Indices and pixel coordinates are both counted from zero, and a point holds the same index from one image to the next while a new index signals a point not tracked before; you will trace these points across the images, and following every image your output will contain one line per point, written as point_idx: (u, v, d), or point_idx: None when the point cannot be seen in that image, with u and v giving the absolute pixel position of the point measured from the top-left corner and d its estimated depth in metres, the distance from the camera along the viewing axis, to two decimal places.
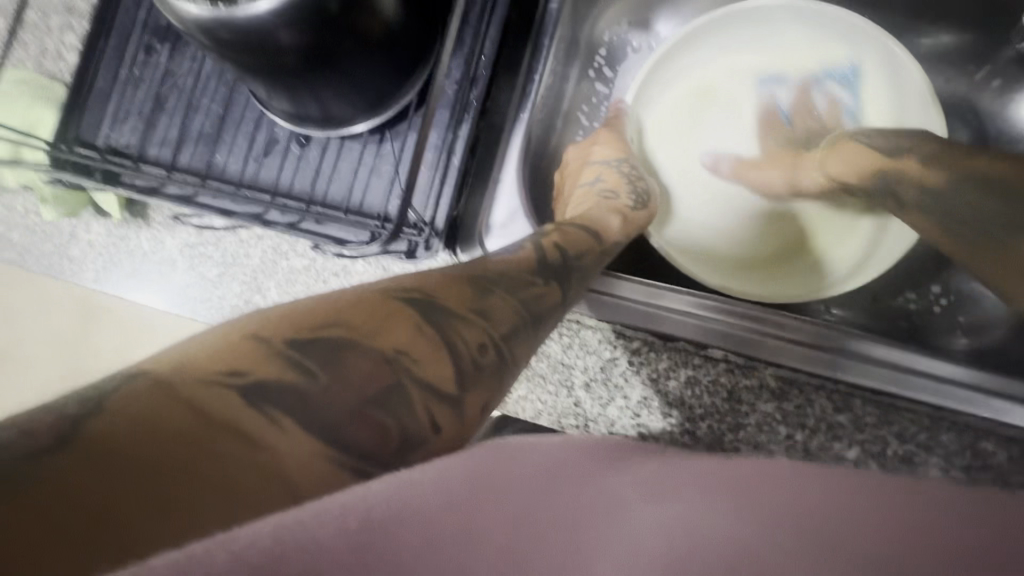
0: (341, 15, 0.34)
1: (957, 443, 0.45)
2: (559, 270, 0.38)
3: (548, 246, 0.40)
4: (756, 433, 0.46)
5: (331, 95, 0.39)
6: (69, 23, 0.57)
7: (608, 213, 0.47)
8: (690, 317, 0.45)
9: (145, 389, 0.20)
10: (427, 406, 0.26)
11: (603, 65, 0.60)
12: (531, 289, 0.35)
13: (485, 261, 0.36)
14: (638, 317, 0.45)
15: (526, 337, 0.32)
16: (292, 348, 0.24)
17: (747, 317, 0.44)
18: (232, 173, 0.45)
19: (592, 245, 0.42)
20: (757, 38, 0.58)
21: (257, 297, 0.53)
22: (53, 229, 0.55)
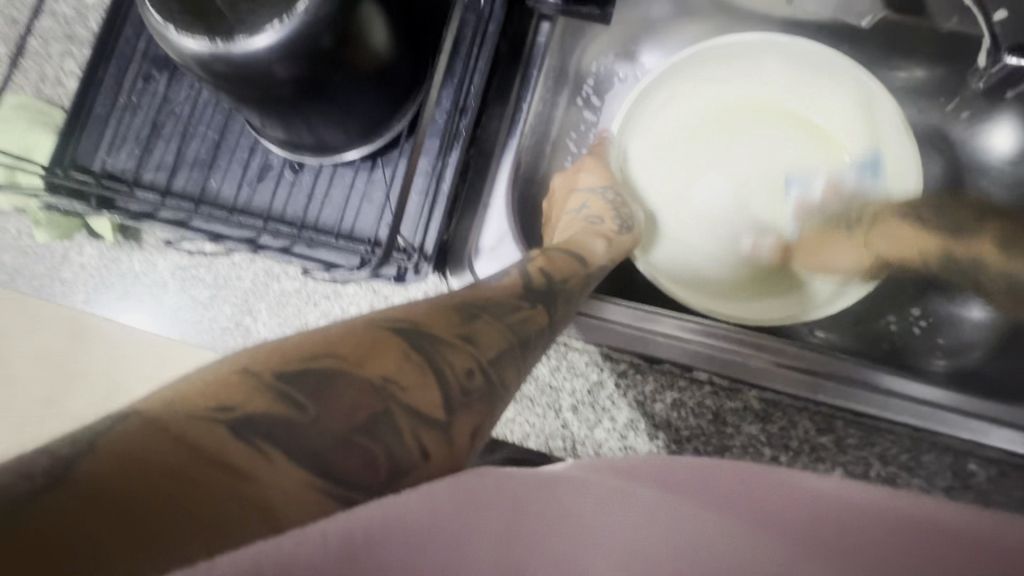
0: (335, 51, 0.35)
1: (938, 463, 0.45)
2: (547, 295, 0.39)
3: (535, 271, 0.41)
4: (741, 455, 0.47)
5: (323, 123, 0.40)
6: (69, 50, 0.58)
7: (595, 238, 0.48)
8: (677, 341, 0.45)
9: (138, 426, 0.21)
10: (413, 435, 0.27)
11: (591, 94, 0.62)
12: (519, 314, 0.36)
13: (474, 288, 0.37)
14: (625, 340, 0.46)
15: (513, 362, 0.33)
16: (281, 380, 0.25)
17: (732, 340, 0.45)
18: (226, 197, 0.46)
19: (579, 270, 0.44)
20: (738, 70, 0.60)
21: (248, 320, 0.53)
22: (45, 251, 0.56)
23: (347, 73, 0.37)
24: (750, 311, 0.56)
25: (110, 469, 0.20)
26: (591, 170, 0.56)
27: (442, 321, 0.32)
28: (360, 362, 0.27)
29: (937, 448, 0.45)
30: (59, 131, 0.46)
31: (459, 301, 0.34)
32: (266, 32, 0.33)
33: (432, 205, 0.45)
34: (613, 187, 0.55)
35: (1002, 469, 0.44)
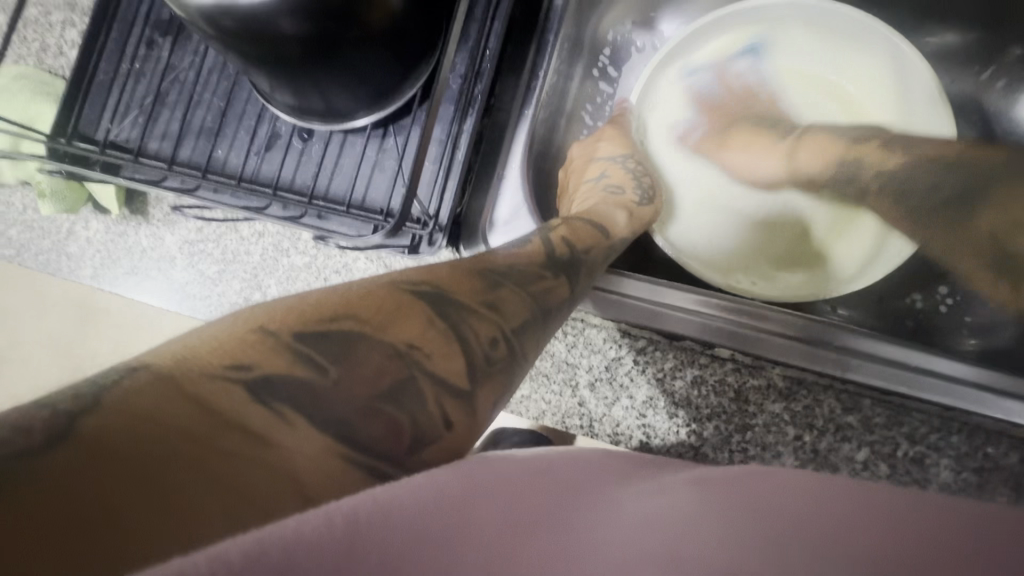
0: (345, 5, 0.33)
1: (967, 444, 0.44)
2: (569, 265, 0.37)
3: (556, 240, 0.39)
4: (764, 434, 0.45)
5: (334, 87, 0.39)
6: (71, 19, 0.56)
7: (615, 208, 0.46)
8: (692, 315, 0.45)
9: (151, 381, 0.20)
10: (436, 400, 0.26)
11: (608, 64, 0.60)
12: (540, 284, 0.34)
13: (492, 258, 0.35)
14: (642, 315, 0.45)
15: (534, 333, 0.32)
16: (299, 342, 0.23)
17: (748, 314, 0.45)
18: (234, 167, 0.44)
19: (599, 240, 0.42)
20: (761, 38, 0.58)
21: (258, 295, 0.52)
22: (51, 225, 0.55)
23: (360, 30, 0.35)
24: (776, 291, 0.54)
25: (119, 425, 0.19)
26: (610, 140, 0.54)
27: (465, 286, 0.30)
28: (378, 327, 0.26)
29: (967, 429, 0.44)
30: (62, 97, 0.44)
31: (478, 268, 0.32)
32: None
33: (446, 175, 0.43)
34: (633, 157, 0.53)
35: None
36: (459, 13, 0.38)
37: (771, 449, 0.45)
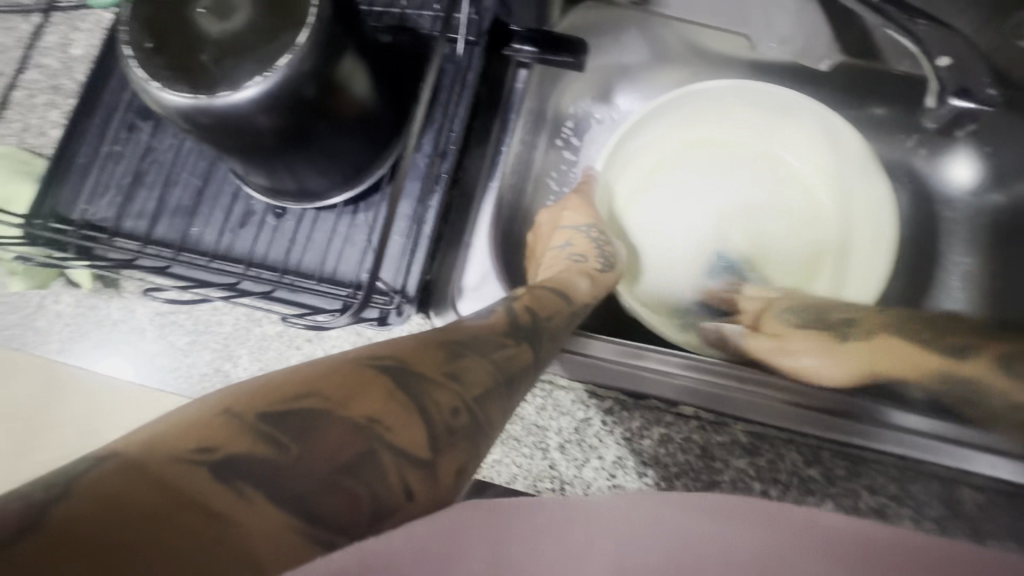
0: (317, 98, 0.35)
1: (926, 493, 0.45)
2: (532, 333, 0.39)
3: (520, 309, 0.41)
4: (731, 490, 0.46)
5: (305, 167, 0.41)
6: (54, 101, 0.59)
7: (577, 276, 0.49)
8: (668, 378, 0.46)
9: (116, 468, 0.20)
10: (398, 474, 0.26)
11: (571, 135, 0.65)
12: (504, 353, 0.36)
13: (460, 324, 0.37)
14: (616, 376, 0.47)
15: (500, 399, 0.33)
16: (263, 422, 0.24)
17: (718, 373, 0.46)
18: (208, 243, 0.46)
19: (562, 307, 0.44)
20: (708, 114, 0.62)
21: (228, 365, 0.52)
22: (21, 300, 0.55)
23: (329, 120, 0.38)
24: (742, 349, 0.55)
25: (88, 513, 0.19)
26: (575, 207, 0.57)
27: (427, 354, 0.31)
28: (344, 402, 0.26)
29: (923, 476, 0.45)
30: (40, 181, 0.46)
31: (444, 340, 0.33)
32: (249, 85, 0.32)
33: (415, 245, 0.45)
34: (596, 226, 0.56)
35: (989, 494, 0.44)
36: (423, 95, 0.41)
37: (739, 505, 0.45)
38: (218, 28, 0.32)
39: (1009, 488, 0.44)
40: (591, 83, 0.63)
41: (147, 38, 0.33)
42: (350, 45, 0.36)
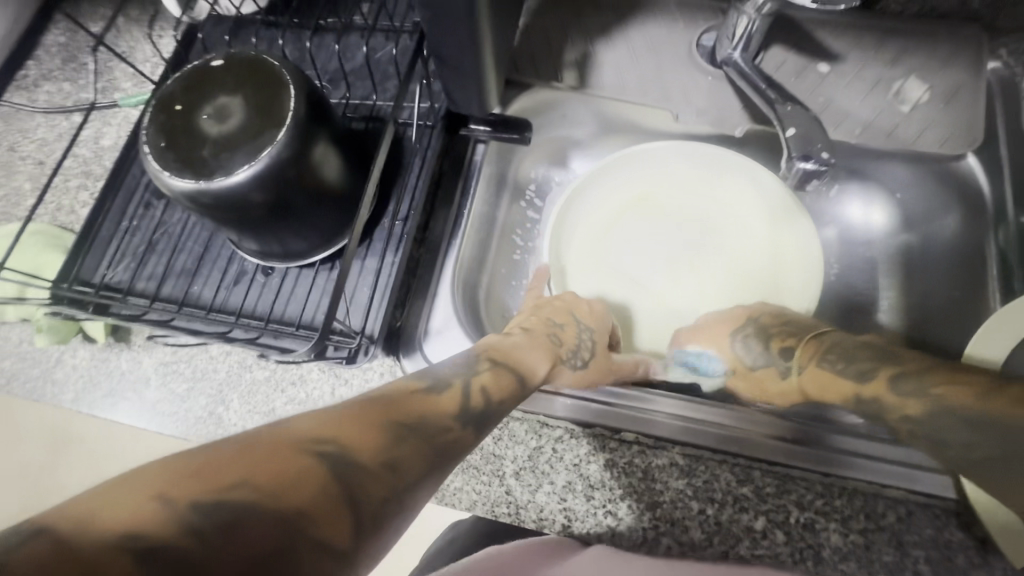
0: (297, 178, 0.44)
1: (849, 507, 0.48)
2: (478, 419, 0.41)
3: (475, 388, 0.43)
4: (672, 509, 0.50)
5: (288, 234, 0.49)
6: (85, 184, 0.69)
7: (543, 361, 0.50)
8: (678, 419, 0.53)
9: (44, 550, 0.21)
10: (313, 565, 0.26)
11: (533, 197, 0.74)
12: (448, 435, 0.38)
13: (410, 395, 0.39)
14: (630, 420, 0.53)
15: (429, 483, 0.34)
16: (195, 514, 0.25)
17: (727, 414, 0.53)
18: (206, 299, 0.53)
19: (515, 392, 0.46)
20: (654, 169, 0.69)
21: (221, 409, 0.58)
22: (43, 355, 0.62)
23: (308, 194, 0.46)
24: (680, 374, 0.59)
25: None
26: (581, 300, 0.59)
27: (370, 431, 0.33)
28: (279, 488, 0.27)
29: (846, 492, 0.49)
30: (69, 252, 0.54)
31: (396, 417, 0.36)
32: (242, 170, 0.41)
33: (379, 293, 0.52)
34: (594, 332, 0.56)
35: (908, 508, 0.48)
36: (375, 169, 0.47)
37: (679, 524, 0.49)
38: (217, 129, 0.42)
39: (924, 499, 0.48)
40: (546, 152, 0.72)
41: (161, 138, 0.42)
42: (315, 133, 0.44)
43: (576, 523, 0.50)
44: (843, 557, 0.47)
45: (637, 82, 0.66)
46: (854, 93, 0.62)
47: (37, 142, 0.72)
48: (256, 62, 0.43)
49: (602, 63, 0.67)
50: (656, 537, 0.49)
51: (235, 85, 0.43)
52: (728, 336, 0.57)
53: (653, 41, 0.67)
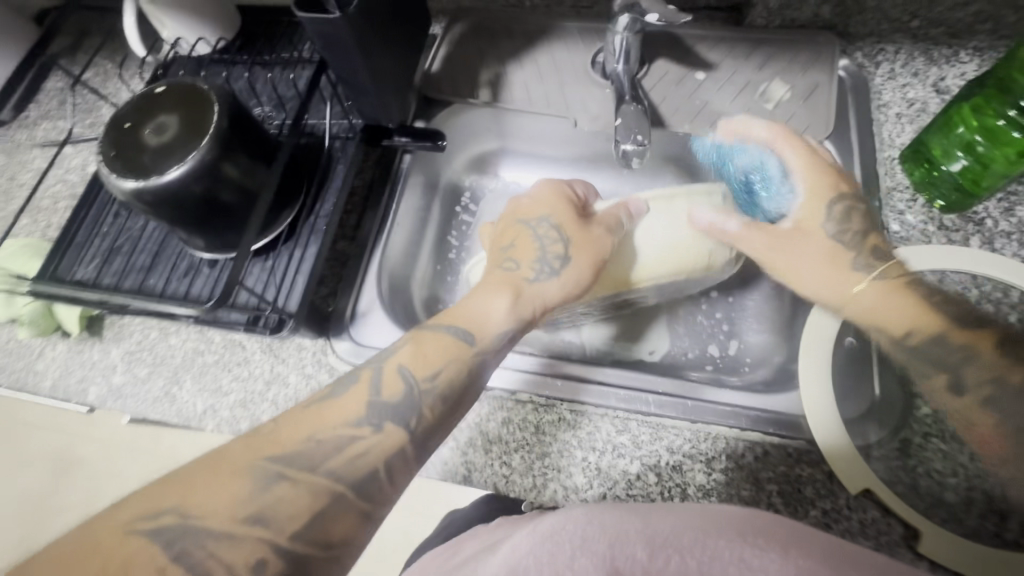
0: (224, 174, 0.53)
1: (713, 449, 0.54)
2: (397, 407, 0.48)
3: (388, 371, 0.50)
4: (558, 458, 0.56)
5: (223, 227, 0.58)
6: (72, 204, 0.80)
7: (493, 299, 0.56)
8: (622, 405, 0.58)
9: None
10: None
11: (468, 203, 0.82)
12: (355, 444, 0.45)
13: (324, 410, 0.47)
14: (586, 393, 0.59)
15: (326, 514, 0.42)
16: None
17: (674, 398, 0.57)
18: (159, 289, 0.62)
19: (462, 353, 0.52)
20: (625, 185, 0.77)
21: (175, 388, 0.66)
22: (27, 349, 0.71)
23: (236, 190, 0.55)
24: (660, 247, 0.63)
25: None
26: (566, 205, 0.62)
27: (234, 488, 0.41)
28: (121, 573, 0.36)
29: (710, 437, 0.55)
30: (47, 254, 0.64)
31: (264, 457, 0.43)
32: (175, 169, 0.50)
33: (298, 275, 0.60)
34: (559, 228, 0.60)
35: (763, 448, 0.54)
36: (278, 164, 0.56)
37: (563, 470, 0.55)
38: (156, 140, 0.51)
39: (779, 439, 0.54)
40: (471, 163, 0.82)
41: (112, 150, 0.52)
42: (233, 140, 0.53)
43: (474, 473, 0.57)
44: (706, 493, 0.53)
45: (542, 95, 0.76)
46: (726, 96, 0.71)
47: (34, 172, 0.84)
48: (189, 87, 0.54)
49: (510, 82, 0.77)
50: (544, 483, 0.55)
51: (173, 106, 0.53)
52: (831, 197, 0.56)
53: (555, 61, 0.77)
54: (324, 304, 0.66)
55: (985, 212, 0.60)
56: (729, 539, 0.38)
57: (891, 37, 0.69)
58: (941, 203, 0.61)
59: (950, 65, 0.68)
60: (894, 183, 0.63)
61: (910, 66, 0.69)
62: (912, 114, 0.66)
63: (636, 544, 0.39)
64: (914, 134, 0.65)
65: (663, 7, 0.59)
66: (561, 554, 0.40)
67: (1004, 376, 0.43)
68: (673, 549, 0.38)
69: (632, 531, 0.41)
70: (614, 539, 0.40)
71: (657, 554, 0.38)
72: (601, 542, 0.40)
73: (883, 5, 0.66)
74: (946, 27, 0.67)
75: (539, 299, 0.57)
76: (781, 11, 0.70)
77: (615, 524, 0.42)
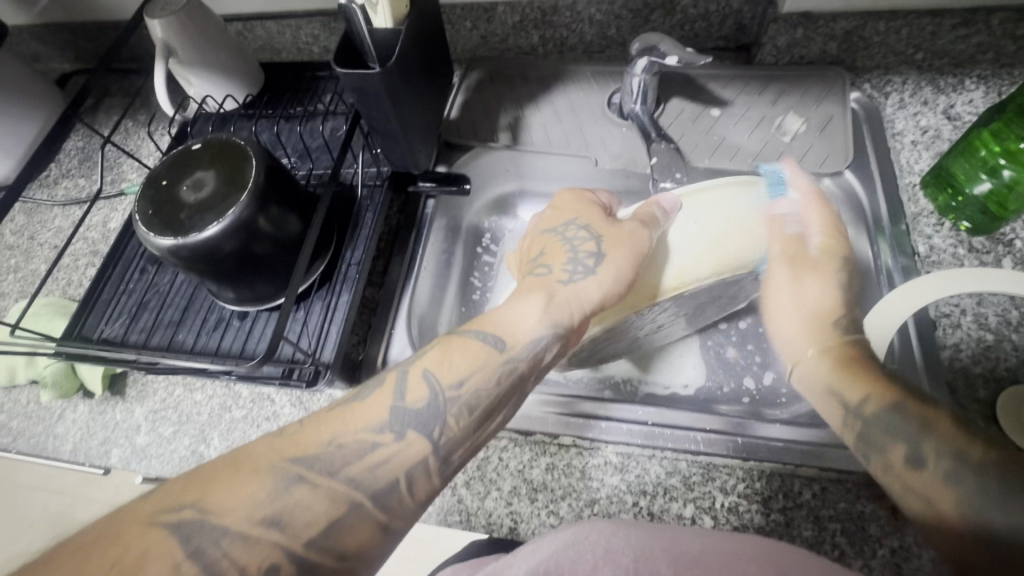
0: (260, 227, 0.53)
1: (769, 488, 0.53)
2: (421, 417, 0.46)
3: (415, 373, 0.49)
4: (607, 504, 0.54)
5: (257, 280, 0.57)
6: (93, 261, 0.79)
7: (530, 314, 0.53)
8: (680, 452, 0.55)
9: None
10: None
11: (489, 243, 0.81)
12: (377, 452, 0.44)
13: (346, 412, 0.46)
14: (639, 435, 0.57)
15: (351, 524, 0.41)
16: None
17: (726, 435, 0.55)
18: (188, 344, 0.61)
19: (489, 357, 0.50)
20: None
21: (202, 447, 0.64)
22: (46, 412, 0.69)
23: (270, 242, 0.55)
24: (697, 245, 0.56)
25: None
26: (588, 207, 0.60)
27: (253, 489, 0.39)
28: (134, 568, 0.35)
29: (765, 475, 0.53)
30: (73, 314, 0.63)
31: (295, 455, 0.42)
32: (214, 225, 0.50)
33: (333, 324, 0.60)
34: (586, 226, 0.58)
35: (821, 484, 0.52)
36: (317, 217, 0.55)
37: (614, 516, 0.53)
38: (194, 197, 0.52)
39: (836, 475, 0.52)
40: (491, 205, 0.81)
41: (150, 208, 0.52)
42: (269, 193, 0.53)
43: (520, 525, 0.54)
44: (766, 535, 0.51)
45: (561, 136, 0.78)
46: (742, 130, 0.72)
47: (54, 230, 0.84)
48: (226, 144, 0.55)
49: (530, 125, 0.79)
50: None
51: (210, 162, 0.53)
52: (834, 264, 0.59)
53: (572, 103, 0.79)
54: (355, 353, 0.65)
55: (1013, 233, 0.61)
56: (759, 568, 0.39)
57: (897, 69, 0.72)
58: (967, 225, 0.61)
59: (958, 93, 0.70)
60: (918, 208, 0.64)
61: (918, 95, 0.71)
62: (927, 141, 0.68)
63: (661, 562, 0.42)
64: (932, 160, 0.66)
65: (682, 50, 0.61)
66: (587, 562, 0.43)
67: (965, 451, 0.43)
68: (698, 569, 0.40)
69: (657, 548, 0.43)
70: (640, 554, 0.43)
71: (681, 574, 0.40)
72: (628, 555, 0.43)
73: (888, 40, 0.69)
74: (950, 57, 0.69)
75: (575, 298, 0.54)
76: (788, 49, 0.73)
77: (640, 539, 0.44)
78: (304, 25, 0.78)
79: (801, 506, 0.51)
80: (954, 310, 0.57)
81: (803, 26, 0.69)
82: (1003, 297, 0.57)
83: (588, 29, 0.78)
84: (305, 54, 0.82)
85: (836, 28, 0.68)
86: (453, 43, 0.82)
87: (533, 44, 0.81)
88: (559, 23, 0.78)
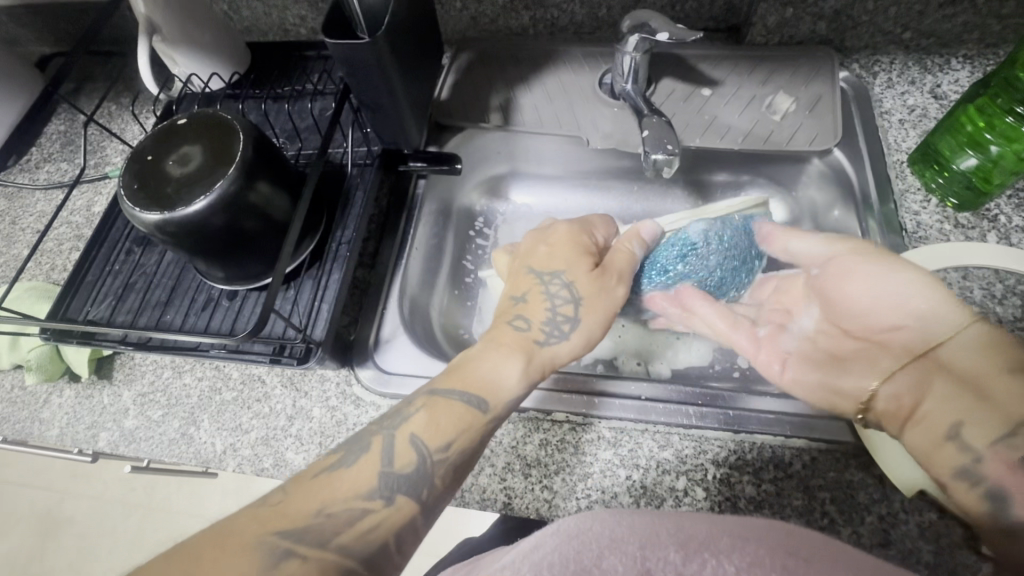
0: (246, 200, 0.52)
1: (760, 459, 0.53)
2: (410, 481, 0.45)
3: (402, 441, 0.46)
4: (602, 478, 0.54)
5: (246, 259, 0.56)
6: (77, 245, 0.78)
7: (506, 365, 0.52)
8: (671, 424, 0.56)
9: None
10: None
11: (483, 227, 0.82)
12: (367, 519, 0.43)
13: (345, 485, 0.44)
14: (632, 410, 0.57)
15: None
16: None
17: (716, 409, 0.56)
18: (175, 324, 0.60)
19: (473, 421, 0.48)
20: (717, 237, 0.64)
21: (192, 428, 0.63)
22: (32, 397, 0.68)
23: (258, 217, 0.54)
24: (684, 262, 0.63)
25: None
26: (577, 257, 0.58)
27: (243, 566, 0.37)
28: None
29: (755, 447, 0.54)
30: (57, 295, 0.62)
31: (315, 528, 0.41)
32: (202, 198, 0.49)
33: (324, 302, 0.60)
34: (568, 279, 0.56)
35: (811, 455, 0.53)
36: (307, 190, 0.54)
37: (609, 491, 0.53)
38: (180, 171, 0.51)
39: (826, 445, 0.53)
40: (484, 188, 0.82)
41: (135, 183, 0.51)
42: (258, 167, 0.53)
43: (513, 501, 0.54)
44: (758, 505, 0.51)
45: (553, 116, 0.77)
46: (734, 109, 0.72)
47: (36, 215, 0.82)
48: (212, 119, 0.54)
49: (520, 104, 0.78)
50: (589, 506, 0.53)
51: (195, 138, 0.53)
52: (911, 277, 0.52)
53: (564, 84, 0.78)
54: (347, 333, 0.65)
55: (997, 209, 0.62)
56: (771, 549, 0.33)
57: (885, 49, 0.73)
58: (953, 201, 0.62)
59: (944, 73, 0.71)
60: (906, 184, 0.65)
61: (906, 75, 0.72)
62: (914, 120, 0.69)
63: (669, 546, 0.34)
64: (919, 138, 0.67)
65: (673, 26, 0.61)
66: (589, 553, 0.35)
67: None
68: (711, 553, 0.33)
69: (663, 533, 0.36)
70: (647, 540, 0.35)
71: (692, 560, 0.33)
72: (633, 542, 0.35)
73: (876, 19, 0.69)
74: (938, 38, 0.70)
75: (549, 363, 0.54)
76: (779, 29, 0.73)
77: (645, 526, 0.37)
78: (291, 5, 0.76)
79: (787, 477, 0.52)
80: (941, 284, 0.58)
81: (793, 5, 0.69)
82: (988, 271, 0.58)
83: (579, 9, 0.77)
84: (292, 35, 0.81)
85: (824, 7, 0.69)
86: (443, 24, 0.81)
87: (524, 24, 0.81)
88: (550, 3, 0.77)
